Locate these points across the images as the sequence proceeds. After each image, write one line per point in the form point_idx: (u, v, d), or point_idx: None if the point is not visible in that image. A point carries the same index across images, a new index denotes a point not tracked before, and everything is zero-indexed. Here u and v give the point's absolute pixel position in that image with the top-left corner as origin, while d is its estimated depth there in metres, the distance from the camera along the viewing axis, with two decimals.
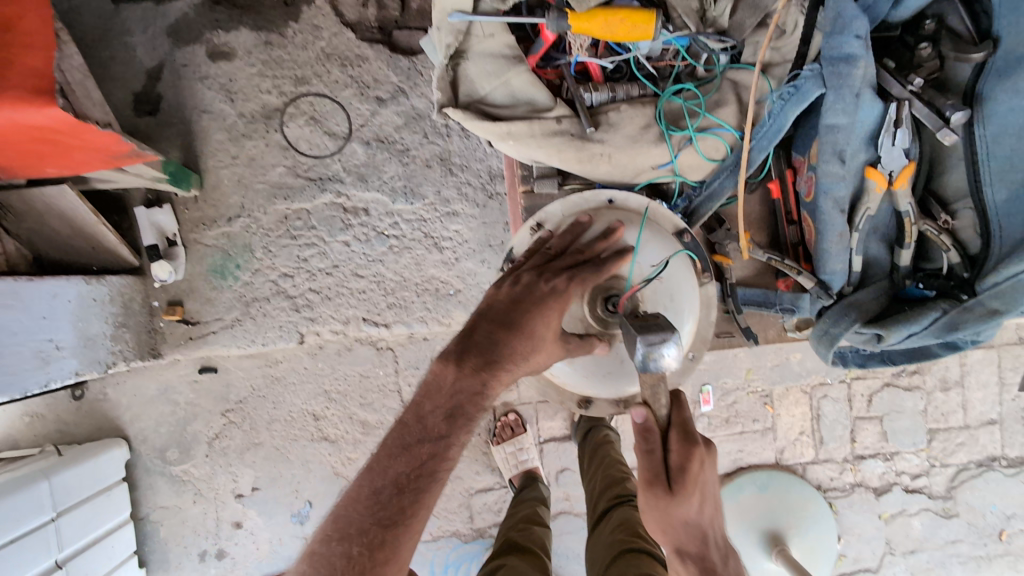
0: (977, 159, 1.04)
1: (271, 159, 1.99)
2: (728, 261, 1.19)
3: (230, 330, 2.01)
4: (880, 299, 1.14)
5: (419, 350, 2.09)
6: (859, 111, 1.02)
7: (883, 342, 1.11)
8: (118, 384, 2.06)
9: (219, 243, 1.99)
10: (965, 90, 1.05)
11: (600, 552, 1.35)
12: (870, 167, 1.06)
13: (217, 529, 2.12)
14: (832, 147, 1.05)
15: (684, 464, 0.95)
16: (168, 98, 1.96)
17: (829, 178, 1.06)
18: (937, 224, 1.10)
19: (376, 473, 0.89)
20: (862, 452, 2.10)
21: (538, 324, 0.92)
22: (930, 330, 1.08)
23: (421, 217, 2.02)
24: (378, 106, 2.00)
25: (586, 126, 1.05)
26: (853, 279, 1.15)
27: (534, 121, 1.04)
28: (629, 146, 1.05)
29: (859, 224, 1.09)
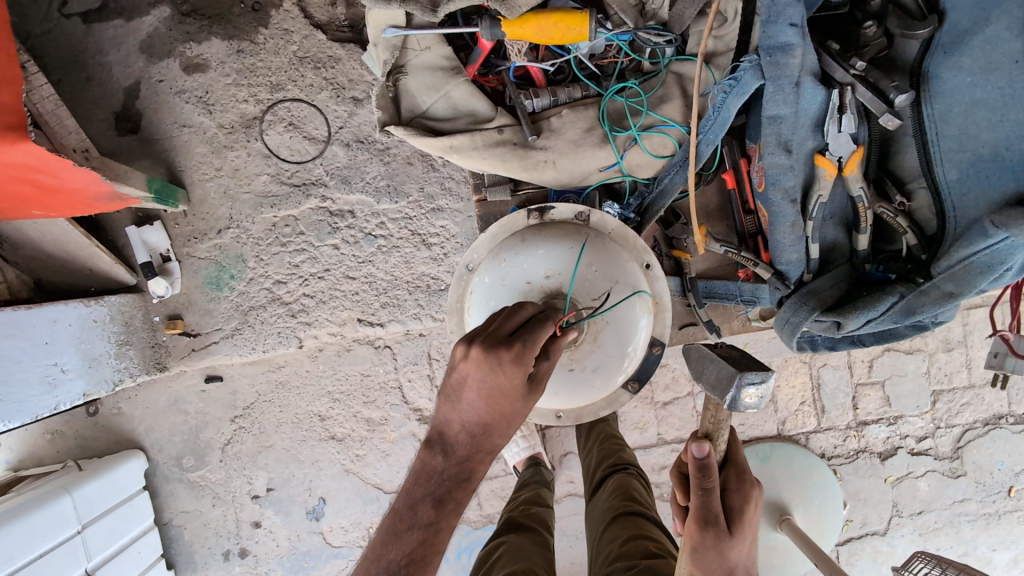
0: (927, 139, 1.07)
1: (254, 168, 2.00)
2: (687, 256, 1.22)
3: (231, 340, 2.05)
4: (838, 286, 1.14)
5: (417, 346, 2.13)
6: (801, 100, 1.05)
7: (842, 330, 1.10)
8: (131, 398, 2.13)
9: (211, 255, 2.02)
10: (913, 68, 1.09)
11: (597, 517, 1.38)
12: (818, 154, 1.08)
13: (237, 529, 2.21)
14: (776, 137, 1.08)
15: (735, 503, 1.05)
16: (148, 114, 1.97)
17: (776, 168, 1.08)
18: (892, 207, 1.11)
19: (371, 561, 0.89)
20: (865, 418, 2.09)
21: (508, 404, 0.87)
22: (888, 314, 1.08)
23: (407, 215, 2.03)
24: (355, 106, 2.00)
25: (528, 134, 1.08)
26: (811, 265, 1.15)
27: (475, 132, 1.09)
28: (571, 151, 1.09)
29: (812, 210, 1.09)
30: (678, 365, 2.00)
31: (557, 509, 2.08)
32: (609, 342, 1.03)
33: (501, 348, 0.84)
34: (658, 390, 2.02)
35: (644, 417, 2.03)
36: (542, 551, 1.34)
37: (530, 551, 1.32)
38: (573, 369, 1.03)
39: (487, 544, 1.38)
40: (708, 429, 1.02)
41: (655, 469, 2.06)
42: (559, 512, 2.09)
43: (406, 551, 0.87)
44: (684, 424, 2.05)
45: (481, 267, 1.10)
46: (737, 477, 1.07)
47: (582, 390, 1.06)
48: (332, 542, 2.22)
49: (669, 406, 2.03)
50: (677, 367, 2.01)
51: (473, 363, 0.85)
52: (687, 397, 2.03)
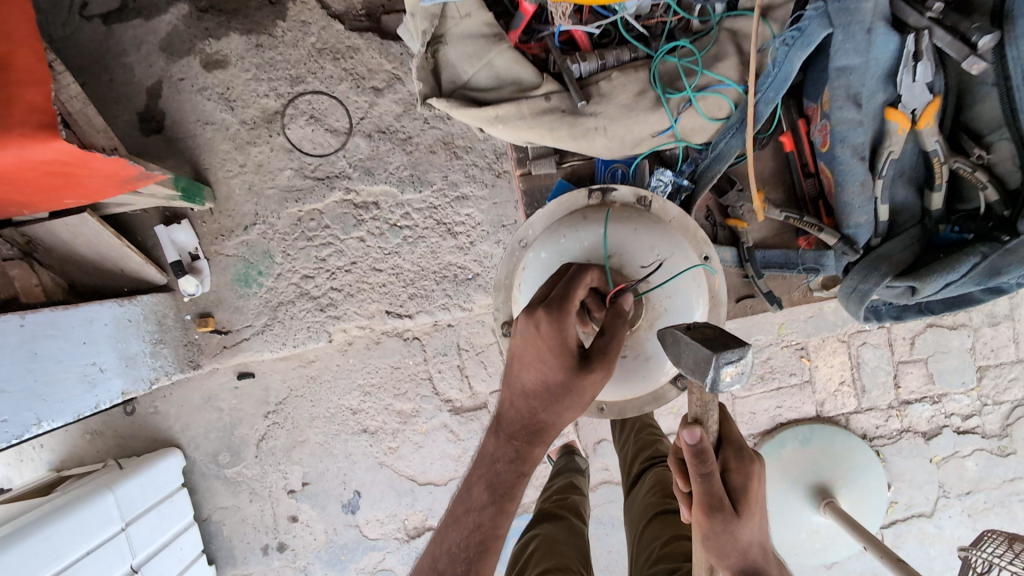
0: (1012, 85, 0.95)
1: (278, 163, 1.99)
2: (744, 225, 1.14)
3: (261, 336, 2.05)
4: (910, 251, 1.08)
5: (446, 337, 2.11)
6: (872, 48, 0.96)
7: (918, 295, 1.05)
8: (166, 397, 2.15)
9: (239, 252, 2.02)
10: (992, 7, 0.96)
11: (637, 514, 1.36)
12: (889, 108, 0.99)
13: (275, 523, 2.22)
14: (845, 90, 0.99)
15: (738, 481, 0.99)
16: (171, 113, 1.97)
17: (845, 125, 1.00)
18: (968, 161, 1.02)
19: (437, 543, 0.99)
20: (908, 397, 2.02)
21: (551, 374, 0.86)
22: (969, 277, 1.02)
23: (431, 204, 2.01)
24: (376, 96, 1.97)
25: (577, 100, 1.01)
26: (880, 228, 1.09)
27: (520, 101, 1.02)
28: (622, 116, 1.01)
29: (882, 169, 1.03)
30: None
31: (594, 497, 2.06)
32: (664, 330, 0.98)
33: (536, 310, 0.86)
34: None
35: (680, 402, 1.99)
36: (577, 544, 1.32)
37: (565, 546, 1.29)
38: (626, 355, 0.98)
39: (522, 538, 1.37)
40: (698, 413, 0.93)
41: None
42: (596, 500, 2.06)
43: (466, 534, 0.94)
44: None
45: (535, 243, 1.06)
46: (736, 454, 1.00)
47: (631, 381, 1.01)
48: (368, 535, 2.23)
49: None
50: None
51: (516, 332, 0.89)
52: None
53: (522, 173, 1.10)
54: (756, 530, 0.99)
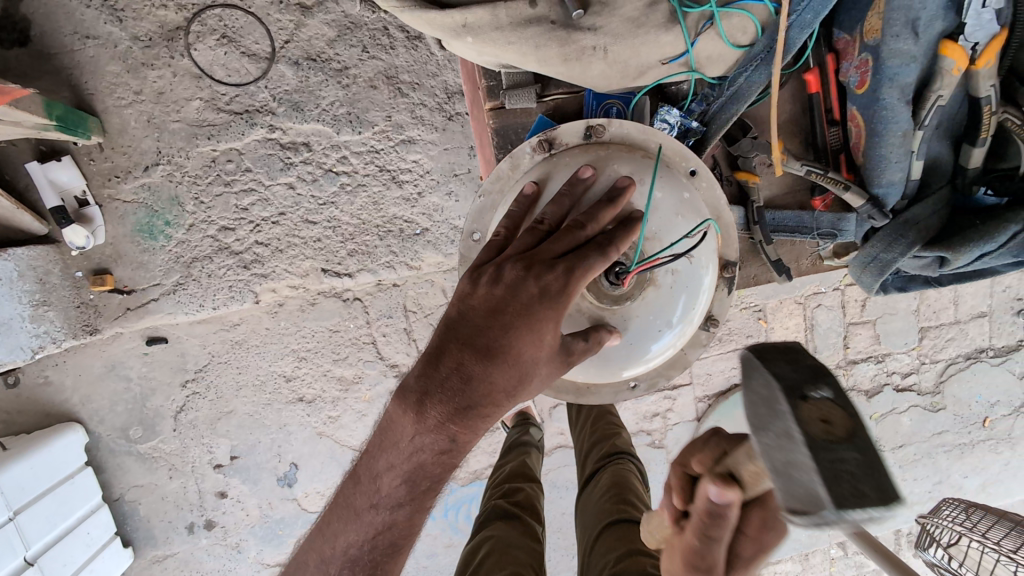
0: None
1: (183, 91, 1.67)
2: (755, 179, 0.94)
3: (173, 296, 1.78)
4: (938, 215, 0.90)
5: (391, 298, 1.92)
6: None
7: (948, 267, 0.91)
8: (58, 365, 1.85)
9: (140, 197, 1.71)
10: None
11: (589, 519, 1.26)
12: (948, 40, 0.78)
13: (200, 501, 2.03)
14: (903, 13, 0.77)
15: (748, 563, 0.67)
16: (38, 21, 1.59)
17: (896, 59, 0.79)
18: (1019, 113, 0.85)
19: (332, 535, 0.85)
20: (855, 357, 2.06)
21: (532, 355, 0.73)
22: (1008, 247, 0.87)
23: (373, 148, 1.76)
24: (303, 16, 1.67)
25: (569, 9, 0.72)
26: (908, 190, 0.91)
27: (498, 3, 0.72)
28: (628, 35, 0.74)
29: (926, 118, 0.84)
30: None
31: (548, 462, 2.00)
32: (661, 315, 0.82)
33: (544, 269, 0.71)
34: None
35: None
36: (531, 548, 1.22)
37: (519, 551, 1.19)
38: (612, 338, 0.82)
39: (472, 541, 1.24)
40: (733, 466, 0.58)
41: (647, 416, 1.98)
42: (551, 465, 2.00)
43: (374, 530, 0.82)
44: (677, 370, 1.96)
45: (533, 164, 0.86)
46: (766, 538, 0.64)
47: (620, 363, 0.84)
48: (308, 509, 2.07)
49: None
50: None
51: (505, 288, 0.72)
52: None
53: (493, 107, 0.89)
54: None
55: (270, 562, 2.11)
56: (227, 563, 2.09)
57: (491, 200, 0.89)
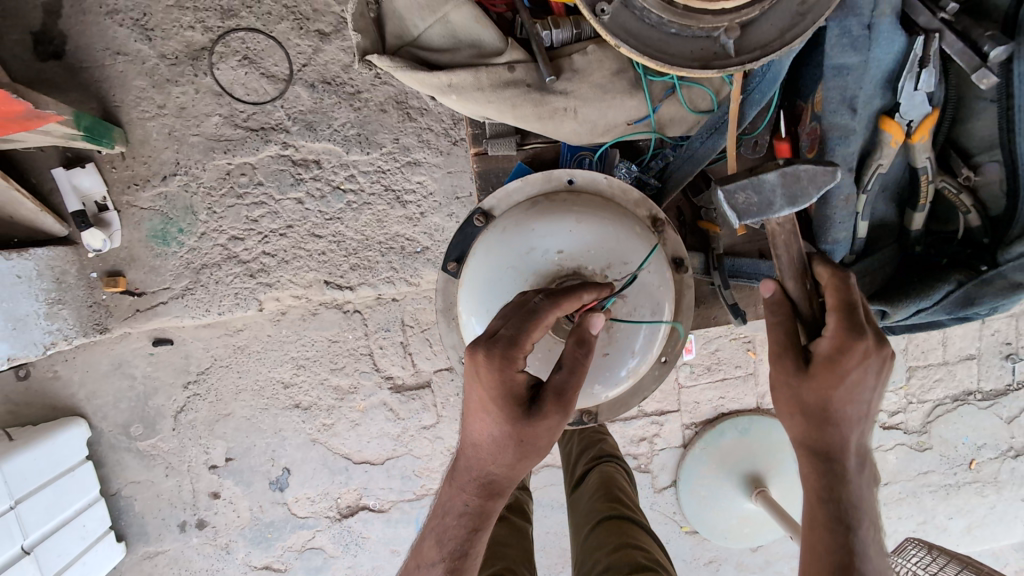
0: (1012, 105, 0.80)
1: (204, 107, 1.76)
2: (714, 229, 0.98)
3: (181, 300, 1.86)
4: (886, 269, 0.95)
5: (389, 311, 1.98)
6: (873, 47, 0.79)
7: (887, 321, 0.93)
8: (67, 361, 1.93)
9: (156, 205, 1.80)
10: (1004, 15, 0.80)
11: (577, 517, 1.29)
12: (884, 117, 0.84)
13: (193, 500, 2.08)
14: (840, 93, 0.81)
15: (841, 387, 0.78)
16: (73, 37, 1.69)
17: (836, 131, 0.82)
18: (955, 181, 0.90)
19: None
20: None
21: (495, 416, 0.75)
22: (941, 305, 0.91)
23: (380, 168, 1.84)
24: (321, 42, 1.76)
25: (545, 73, 0.78)
26: (856, 246, 0.93)
27: (480, 69, 0.78)
28: (595, 99, 0.79)
29: (868, 183, 0.87)
30: None
31: (535, 480, 2.04)
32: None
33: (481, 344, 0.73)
34: None
35: None
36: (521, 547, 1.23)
37: (511, 548, 1.20)
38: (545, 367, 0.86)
39: None
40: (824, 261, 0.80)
41: (634, 440, 2.02)
42: (538, 483, 2.04)
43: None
44: (665, 396, 2.00)
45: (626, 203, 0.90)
46: (844, 348, 0.76)
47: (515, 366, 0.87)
48: (298, 513, 2.13)
49: None
50: None
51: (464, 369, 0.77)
52: None
53: (477, 151, 0.94)
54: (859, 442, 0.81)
55: (257, 564, 2.16)
56: (216, 563, 2.15)
57: (608, 184, 0.90)
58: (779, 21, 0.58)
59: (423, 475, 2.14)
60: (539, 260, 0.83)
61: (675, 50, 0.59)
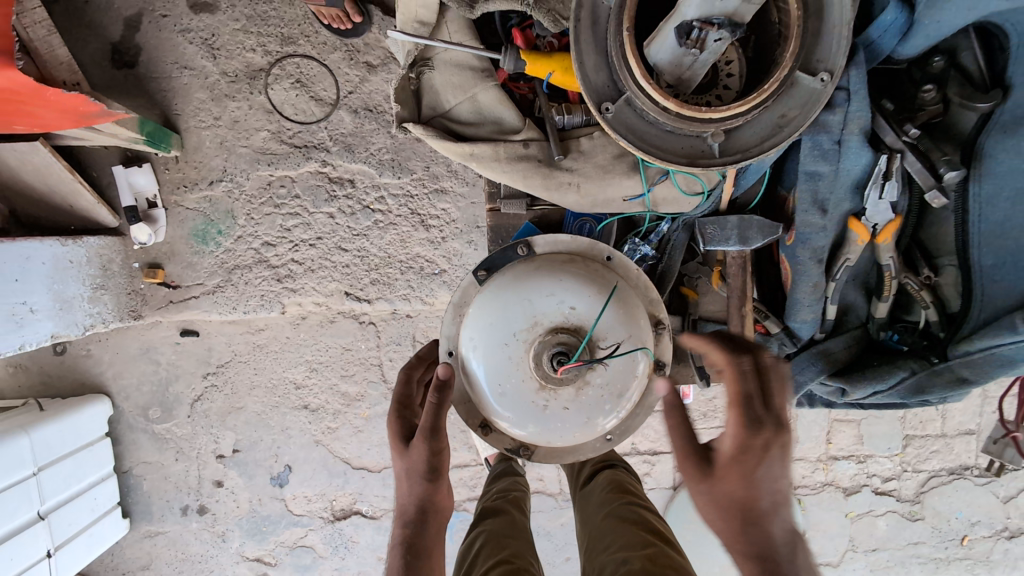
0: (967, 220, 0.84)
1: (255, 122, 1.91)
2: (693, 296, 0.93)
3: (212, 297, 1.99)
4: (849, 350, 0.92)
5: (402, 326, 2.08)
6: (842, 159, 0.77)
7: (846, 398, 0.92)
8: (101, 342, 2.08)
9: (200, 207, 1.94)
10: (966, 140, 0.83)
11: (586, 519, 1.15)
12: (852, 217, 0.81)
13: (198, 486, 2.19)
14: (811, 194, 0.79)
15: (758, 491, 0.70)
16: (147, 50, 1.86)
17: (805, 226, 0.80)
18: (917, 279, 0.90)
19: None
20: (837, 453, 2.11)
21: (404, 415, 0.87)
22: (895, 390, 0.90)
23: (409, 192, 1.96)
24: (368, 73, 1.90)
25: (553, 152, 0.75)
26: (825, 325, 0.90)
27: (499, 142, 0.75)
28: (599, 175, 0.76)
29: (838, 274, 0.84)
30: None
31: None
32: (522, 401, 0.85)
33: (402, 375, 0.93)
34: None
35: None
36: (526, 539, 1.09)
37: (514, 540, 1.06)
38: (505, 393, 0.85)
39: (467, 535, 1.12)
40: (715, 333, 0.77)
41: None
42: None
43: None
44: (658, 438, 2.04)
45: (648, 292, 0.88)
46: (750, 442, 0.69)
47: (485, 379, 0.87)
48: (293, 510, 2.22)
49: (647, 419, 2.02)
50: None
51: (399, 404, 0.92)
52: None
53: (492, 208, 0.93)
54: (813, 569, 0.68)
55: (250, 555, 2.25)
56: (212, 549, 2.24)
57: (639, 282, 0.89)
58: (759, 130, 0.67)
59: None
60: (552, 309, 0.82)
61: (668, 145, 0.68)
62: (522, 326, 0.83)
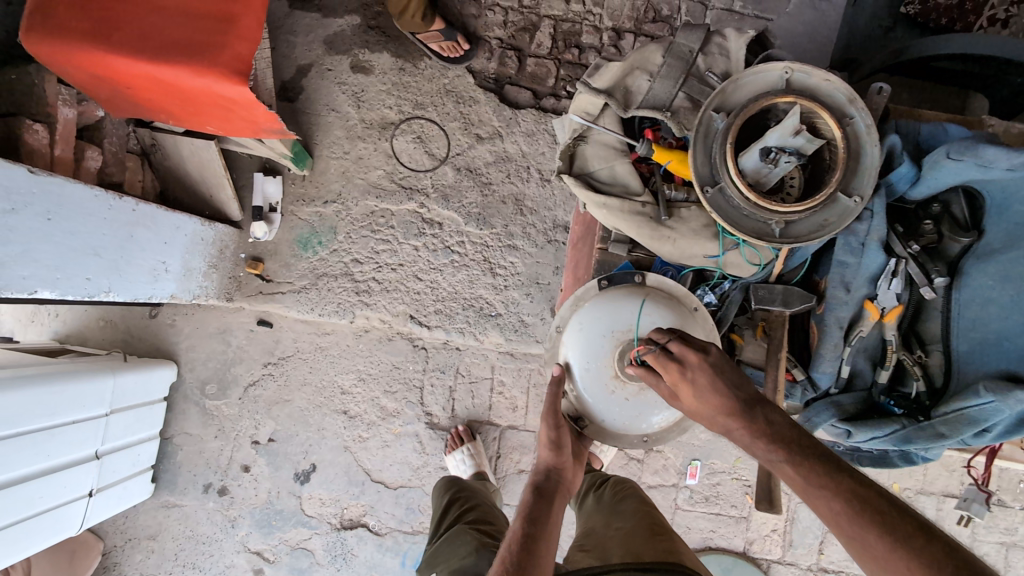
0: (950, 316, 1.11)
1: (375, 162, 2.30)
2: (740, 341, 1.15)
3: (297, 295, 2.28)
4: (857, 405, 1.15)
5: (449, 357, 2.32)
6: (864, 256, 1.05)
7: (850, 439, 1.15)
8: (186, 315, 2.33)
9: (311, 219, 2.29)
10: (951, 262, 1.12)
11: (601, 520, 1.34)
12: (867, 301, 1.08)
13: (227, 467, 2.33)
14: (839, 279, 1.07)
15: (712, 395, 0.90)
16: (308, 91, 2.30)
17: (832, 301, 1.07)
18: (911, 356, 1.14)
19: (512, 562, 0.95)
20: (827, 565, 2.18)
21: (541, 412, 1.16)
22: (888, 437, 1.12)
23: (485, 243, 2.29)
24: (476, 142, 2.30)
25: (662, 214, 1.03)
26: (839, 381, 1.14)
27: (626, 199, 1.03)
28: (691, 236, 1.03)
29: (852, 342, 1.09)
30: (673, 455, 2.15)
31: None
32: (601, 381, 1.09)
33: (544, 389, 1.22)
34: (647, 471, 2.15)
35: None
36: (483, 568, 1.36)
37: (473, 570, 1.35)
38: (589, 371, 1.10)
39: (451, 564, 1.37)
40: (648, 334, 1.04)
41: None
42: None
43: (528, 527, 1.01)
44: (660, 512, 2.16)
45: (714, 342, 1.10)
46: (680, 379, 0.93)
47: (580, 356, 1.12)
48: (305, 510, 2.33)
49: (653, 489, 2.15)
50: (673, 456, 2.14)
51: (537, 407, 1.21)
52: (671, 487, 2.16)
53: (600, 246, 1.20)
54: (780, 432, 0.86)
55: (252, 547, 2.33)
56: (218, 533, 2.34)
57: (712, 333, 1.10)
58: (808, 226, 0.97)
59: (425, 512, 2.33)
60: (646, 323, 1.06)
61: (744, 225, 0.98)
62: (620, 328, 1.07)
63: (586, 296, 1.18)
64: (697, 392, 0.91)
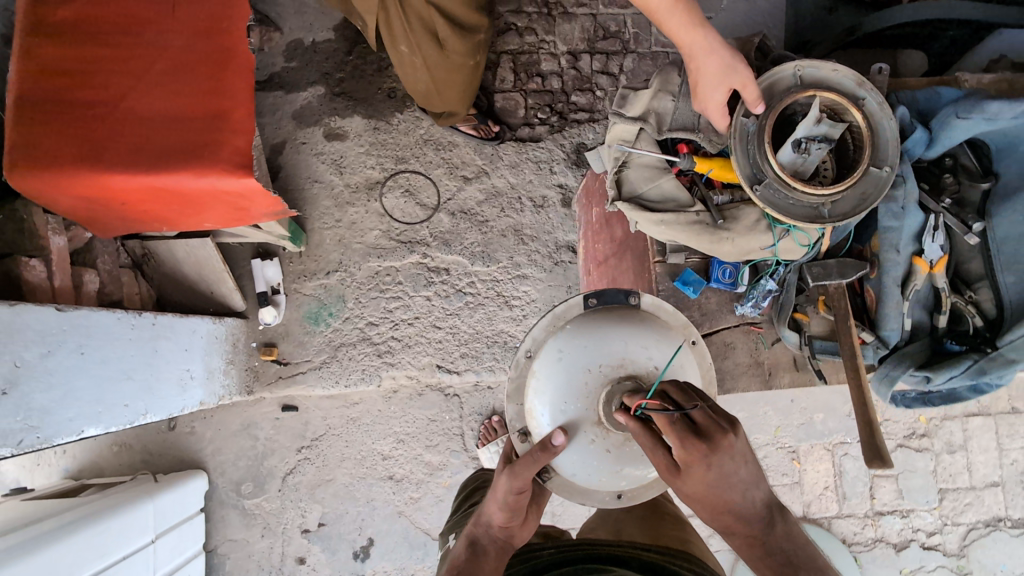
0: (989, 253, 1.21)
1: (369, 223, 2.29)
2: (806, 318, 1.24)
3: (318, 372, 2.23)
4: (926, 352, 1.25)
5: (483, 397, 2.32)
6: (907, 217, 1.15)
7: (930, 384, 1.23)
8: (205, 419, 2.23)
9: (316, 293, 2.25)
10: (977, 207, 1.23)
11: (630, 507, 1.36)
12: (915, 256, 1.19)
13: (281, 564, 2.23)
14: (891, 242, 1.16)
15: (721, 488, 0.81)
16: (287, 167, 2.28)
17: (889, 263, 1.17)
18: (962, 297, 1.25)
19: None
20: (882, 508, 2.29)
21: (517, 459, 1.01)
22: (963, 374, 1.21)
23: (495, 278, 2.31)
24: (463, 183, 2.34)
25: (715, 218, 1.10)
26: (905, 334, 1.25)
27: (679, 211, 1.11)
28: (747, 232, 1.10)
29: (909, 294, 1.21)
30: None
31: None
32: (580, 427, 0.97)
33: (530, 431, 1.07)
34: None
35: None
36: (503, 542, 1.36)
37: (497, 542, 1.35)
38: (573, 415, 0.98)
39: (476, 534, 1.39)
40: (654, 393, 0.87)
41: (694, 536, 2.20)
42: None
43: None
44: None
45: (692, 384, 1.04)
46: (696, 463, 0.79)
47: (556, 393, 1.00)
48: None
49: None
50: None
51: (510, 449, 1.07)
52: None
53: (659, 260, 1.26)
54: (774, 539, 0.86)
55: None
56: None
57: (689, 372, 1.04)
58: (850, 202, 1.05)
59: None
60: (636, 364, 0.97)
61: (795, 212, 1.05)
62: (609, 363, 0.97)
63: (568, 315, 1.09)
64: (710, 483, 0.80)
